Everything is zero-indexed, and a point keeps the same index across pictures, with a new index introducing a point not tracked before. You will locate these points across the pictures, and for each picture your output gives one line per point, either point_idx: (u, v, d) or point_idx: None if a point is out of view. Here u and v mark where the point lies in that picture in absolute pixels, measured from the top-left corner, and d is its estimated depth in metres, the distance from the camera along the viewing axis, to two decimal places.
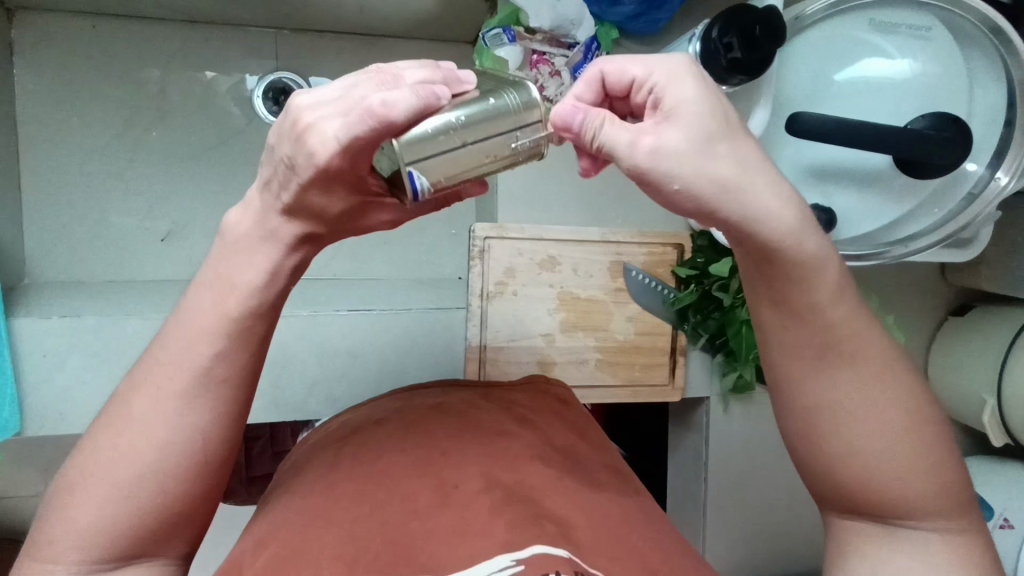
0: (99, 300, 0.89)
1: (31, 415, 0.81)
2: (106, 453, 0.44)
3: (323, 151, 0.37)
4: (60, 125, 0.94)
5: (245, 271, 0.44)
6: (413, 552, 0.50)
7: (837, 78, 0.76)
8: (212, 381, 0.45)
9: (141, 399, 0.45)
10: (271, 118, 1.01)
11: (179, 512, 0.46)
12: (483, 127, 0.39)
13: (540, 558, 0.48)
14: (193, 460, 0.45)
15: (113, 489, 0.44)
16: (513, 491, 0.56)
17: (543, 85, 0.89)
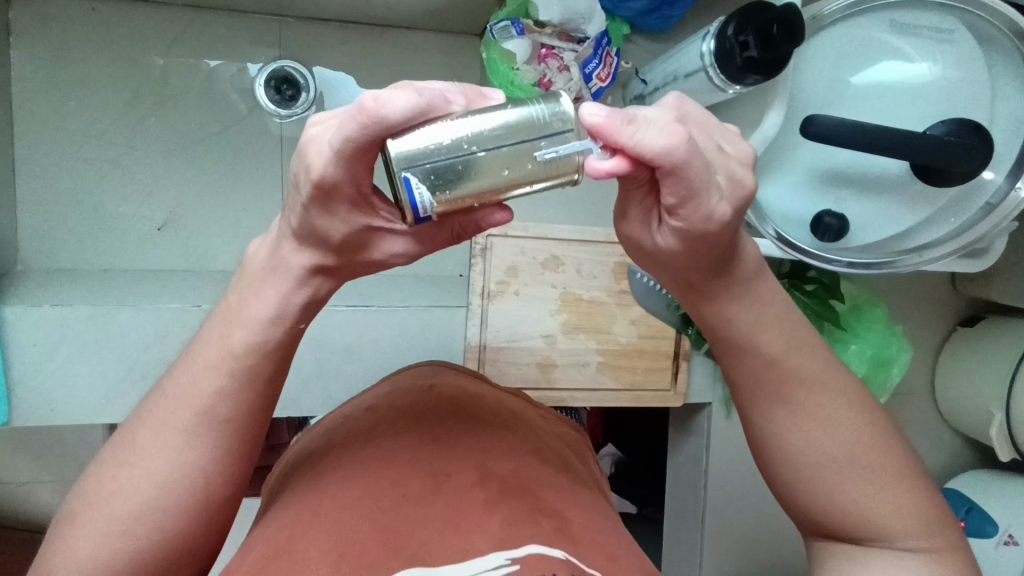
0: (93, 288, 0.87)
1: (20, 405, 0.80)
2: (108, 486, 0.43)
3: (317, 161, 0.35)
4: (57, 109, 0.92)
5: (259, 304, 0.43)
6: (404, 543, 0.47)
7: (855, 80, 0.74)
8: (225, 418, 0.45)
9: (146, 433, 0.44)
10: (272, 107, 0.99)
11: (180, 547, 0.45)
12: (496, 135, 0.37)
13: (536, 557, 0.46)
14: (197, 496, 0.45)
15: (109, 523, 0.43)
16: (508, 485, 0.55)
17: (551, 80, 0.86)
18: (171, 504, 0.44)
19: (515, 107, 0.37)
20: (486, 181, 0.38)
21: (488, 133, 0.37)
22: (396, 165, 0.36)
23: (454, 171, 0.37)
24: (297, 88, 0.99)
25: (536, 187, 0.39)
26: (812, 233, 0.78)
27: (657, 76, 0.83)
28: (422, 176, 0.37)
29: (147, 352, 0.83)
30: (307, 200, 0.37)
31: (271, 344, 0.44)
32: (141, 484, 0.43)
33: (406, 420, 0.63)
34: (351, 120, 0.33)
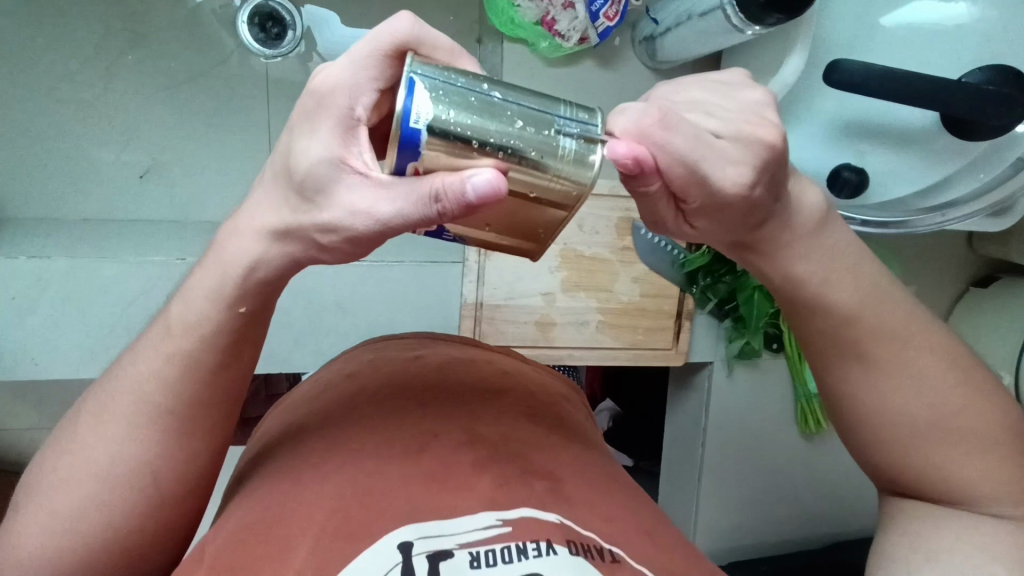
0: (73, 239, 0.83)
1: (4, 360, 0.78)
2: (51, 483, 0.42)
3: (329, 66, 0.35)
4: (26, 46, 0.86)
5: (204, 279, 0.41)
6: (390, 502, 0.47)
7: (886, 22, 0.69)
8: (168, 411, 0.43)
9: (87, 430, 0.43)
10: (257, 46, 0.92)
11: (135, 546, 0.44)
12: (520, 91, 0.35)
13: (528, 521, 0.46)
14: (144, 493, 0.43)
15: (50, 519, 0.41)
16: (497, 446, 0.53)
17: (554, 19, 0.80)
18: (116, 502, 0.43)
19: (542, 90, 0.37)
20: (496, 125, 0.34)
21: (510, 89, 0.35)
22: (407, 65, 0.33)
23: (465, 99, 0.33)
24: (283, 26, 0.92)
25: (543, 165, 0.35)
26: (827, 188, 0.74)
27: (670, 14, 0.77)
28: (430, 86, 0.33)
29: (131, 307, 0.80)
30: (300, 108, 0.35)
31: (212, 319, 0.41)
32: (84, 478, 0.42)
33: (391, 381, 0.61)
34: (381, 25, 0.34)
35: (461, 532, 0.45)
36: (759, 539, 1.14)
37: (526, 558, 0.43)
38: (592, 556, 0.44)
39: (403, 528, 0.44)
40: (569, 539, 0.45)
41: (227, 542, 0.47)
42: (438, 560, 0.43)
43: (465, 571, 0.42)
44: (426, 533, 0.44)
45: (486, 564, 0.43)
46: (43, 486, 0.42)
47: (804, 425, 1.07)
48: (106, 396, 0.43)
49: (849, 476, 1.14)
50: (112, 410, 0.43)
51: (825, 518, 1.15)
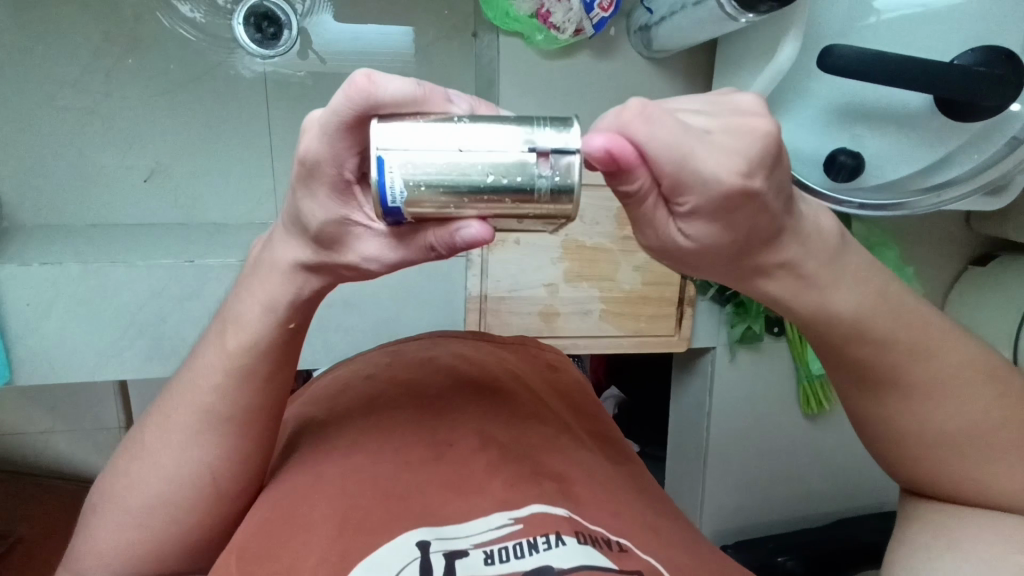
0: (82, 245, 0.85)
1: (21, 365, 0.80)
2: (126, 482, 0.49)
3: (305, 135, 0.35)
4: (26, 54, 0.87)
5: (254, 303, 0.45)
6: (409, 505, 0.49)
7: (878, 5, 0.69)
8: (223, 419, 0.48)
9: (154, 434, 0.49)
10: (254, 47, 0.93)
11: (196, 532, 0.51)
12: (489, 137, 0.34)
13: (539, 517, 0.48)
14: (202, 492, 0.50)
15: (127, 514, 0.49)
16: (509, 449, 0.56)
17: (549, 11, 0.81)
18: (179, 499, 0.49)
19: (516, 118, 0.35)
20: (467, 185, 0.34)
21: (480, 135, 0.34)
22: (374, 142, 0.34)
23: (433, 160, 0.34)
24: (279, 26, 0.93)
25: (522, 208, 0.35)
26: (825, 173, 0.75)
27: (664, 3, 0.77)
28: (403, 165, 0.34)
29: (142, 310, 0.82)
30: (295, 178, 0.36)
31: (251, 329, 0.46)
32: (153, 479, 0.49)
33: (405, 383, 0.63)
34: (342, 94, 0.33)
35: (475, 533, 0.47)
36: (765, 520, 1.16)
37: (538, 552, 0.45)
38: (601, 546, 0.47)
39: (419, 529, 0.47)
40: (577, 530, 0.48)
41: (253, 534, 0.49)
42: (455, 557, 0.45)
43: (480, 567, 0.45)
44: (443, 534, 0.47)
45: (499, 560, 0.45)
46: (119, 486, 0.49)
47: (807, 405, 1.09)
48: (168, 405, 0.49)
49: (853, 455, 1.15)
50: (175, 418, 0.49)
51: (829, 496, 1.17)
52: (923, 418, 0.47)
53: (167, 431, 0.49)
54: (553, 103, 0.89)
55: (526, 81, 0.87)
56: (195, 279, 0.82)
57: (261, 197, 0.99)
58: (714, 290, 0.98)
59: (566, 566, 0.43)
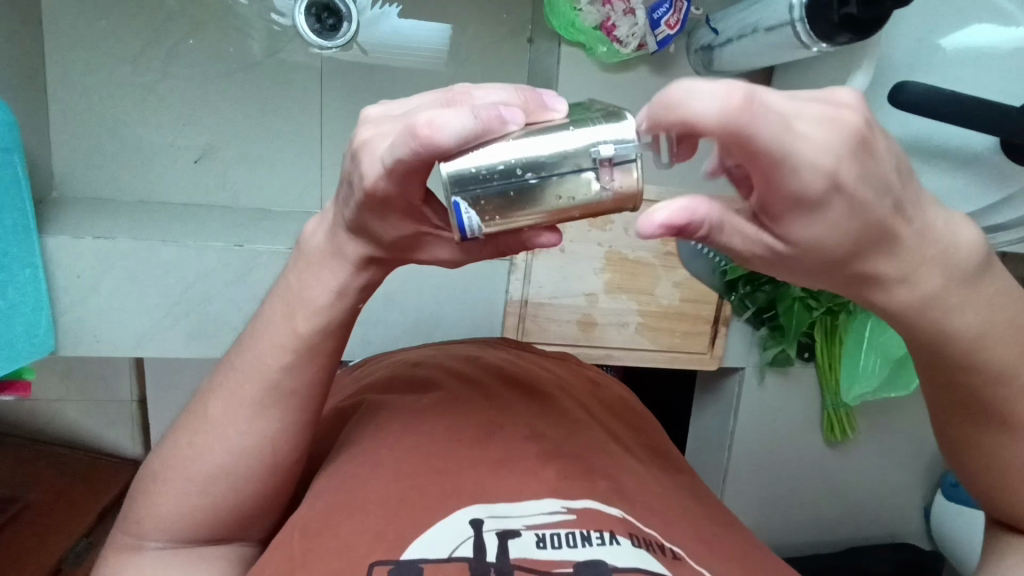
0: (132, 221, 0.85)
1: (66, 336, 0.81)
2: (184, 451, 0.46)
3: (369, 173, 0.33)
4: (90, 28, 0.87)
5: (318, 286, 0.42)
6: (463, 484, 0.49)
7: (945, 44, 0.70)
8: (289, 392, 0.45)
9: (217, 403, 0.46)
10: (312, 37, 0.94)
11: (252, 508, 0.48)
12: (550, 163, 0.33)
13: (593, 512, 0.47)
14: (264, 465, 0.47)
15: (186, 484, 0.46)
16: (560, 446, 0.55)
17: (614, 24, 0.81)
18: (240, 470, 0.46)
19: (573, 130, 0.34)
20: (533, 204, 0.34)
21: (543, 159, 0.33)
22: (445, 188, 0.33)
23: (505, 198, 0.34)
24: (339, 18, 0.94)
25: (589, 217, 0.35)
26: None
27: (732, 25, 0.78)
28: (472, 201, 0.34)
29: (188, 291, 0.82)
30: (361, 205, 0.36)
31: (329, 325, 0.44)
32: (216, 449, 0.46)
33: (452, 376, 0.63)
34: (403, 144, 0.31)
35: (527, 515, 0.47)
36: (778, 542, 1.16)
37: (592, 544, 0.44)
38: (654, 551, 0.46)
39: (471, 507, 0.47)
40: (631, 532, 0.47)
41: (313, 514, 0.48)
42: (508, 537, 0.44)
43: (533, 550, 0.44)
44: (495, 514, 0.46)
45: (552, 546, 0.44)
46: (177, 455, 0.46)
47: (831, 433, 1.09)
48: (231, 379, 0.46)
49: (871, 484, 1.16)
50: (240, 391, 0.45)
51: (844, 522, 1.17)
52: None
53: (229, 401, 0.46)
54: None
55: (582, 91, 0.88)
56: (243, 262, 0.83)
57: (306, 185, 0.99)
58: (750, 312, 0.98)
59: (621, 564, 0.42)
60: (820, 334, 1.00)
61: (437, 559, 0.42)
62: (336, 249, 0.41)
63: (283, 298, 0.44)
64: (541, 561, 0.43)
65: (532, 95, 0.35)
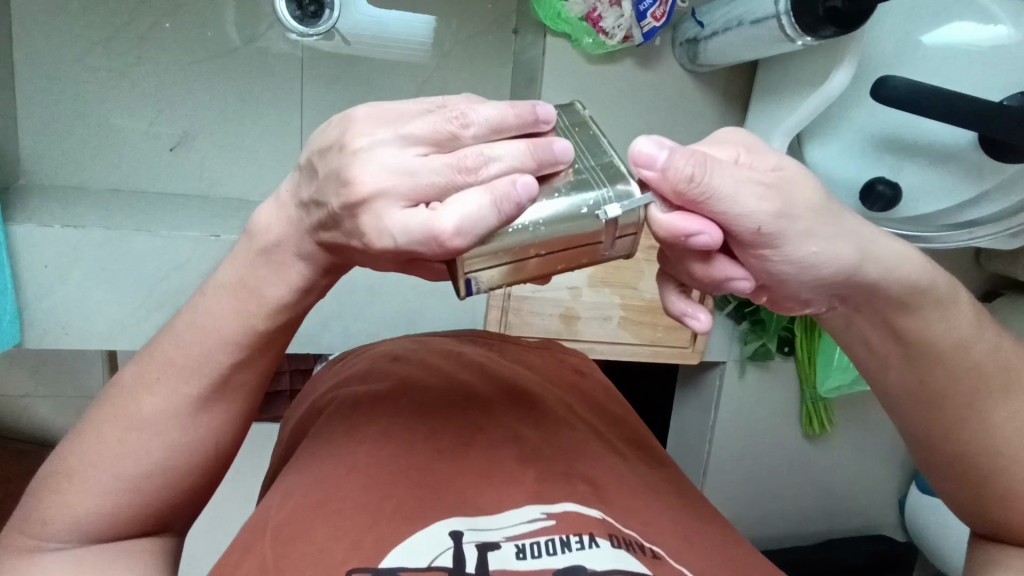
0: (103, 209, 0.83)
1: (31, 328, 0.78)
2: (108, 447, 0.42)
3: (382, 246, 0.33)
4: (58, 9, 0.84)
5: (272, 286, 0.40)
6: (441, 494, 0.47)
7: (926, 40, 0.71)
8: (235, 386, 0.44)
9: (149, 398, 0.43)
10: (292, 24, 0.91)
11: (185, 496, 0.46)
12: (561, 236, 0.35)
13: (573, 516, 0.46)
14: (203, 458, 0.45)
15: (114, 482, 0.43)
16: (542, 446, 0.54)
17: (601, 15, 0.81)
18: (177, 465, 0.44)
19: (585, 213, 0.35)
20: (537, 268, 0.36)
21: (556, 233, 0.35)
22: (461, 269, 0.35)
23: (514, 266, 0.36)
24: (321, 5, 0.92)
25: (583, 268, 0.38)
26: (860, 200, 0.77)
27: (717, 19, 0.78)
28: (484, 276, 0.36)
29: (161, 282, 0.80)
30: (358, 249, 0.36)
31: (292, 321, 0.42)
32: (152, 447, 0.43)
33: (431, 371, 0.62)
34: (428, 243, 0.32)
35: (508, 525, 0.45)
36: (756, 536, 1.18)
37: (571, 551, 0.44)
38: (634, 550, 0.45)
39: (450, 519, 0.45)
40: (611, 533, 0.46)
41: (288, 512, 0.46)
42: (488, 549, 0.43)
43: (512, 561, 0.43)
44: (475, 525, 0.45)
45: (532, 556, 0.43)
46: (99, 453, 0.43)
47: (809, 426, 1.10)
48: (155, 365, 0.43)
49: (847, 477, 1.17)
50: (162, 377, 0.43)
51: (820, 515, 1.19)
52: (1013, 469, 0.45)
53: (160, 390, 0.43)
54: (593, 106, 0.88)
55: (568, 83, 0.87)
56: (219, 254, 0.81)
57: (285, 176, 0.97)
58: (731, 307, 0.99)
59: (600, 568, 0.42)
60: (800, 329, 1.02)
61: (417, 567, 0.42)
62: (288, 248, 0.39)
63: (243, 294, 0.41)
64: (520, 572, 0.42)
65: (541, 154, 0.35)
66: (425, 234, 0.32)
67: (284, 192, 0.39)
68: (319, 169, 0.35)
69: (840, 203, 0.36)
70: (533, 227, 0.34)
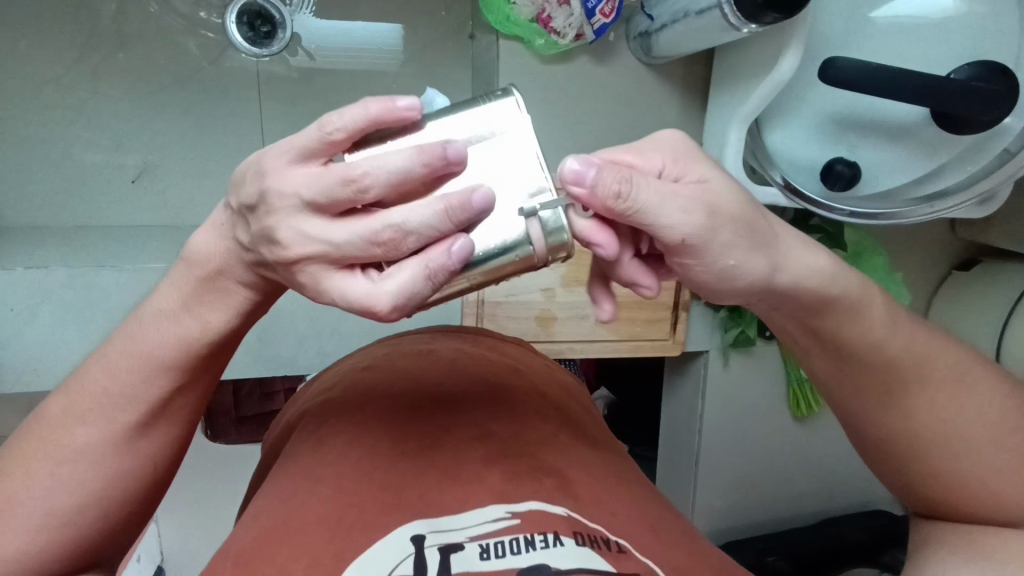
0: (67, 247, 0.83)
1: (3, 371, 0.78)
2: (42, 484, 0.41)
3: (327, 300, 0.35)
4: (8, 50, 0.84)
5: (214, 312, 0.40)
6: (405, 499, 0.46)
7: (875, 16, 0.70)
8: (173, 408, 0.44)
9: (82, 430, 0.42)
10: (245, 46, 0.91)
11: (125, 521, 0.46)
12: (491, 266, 0.35)
13: (537, 514, 0.46)
14: (145, 481, 0.45)
15: (48, 518, 0.42)
16: (508, 443, 0.53)
17: (550, 16, 0.81)
18: (116, 491, 0.44)
19: (515, 243, 0.35)
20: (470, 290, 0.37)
21: (487, 263, 0.35)
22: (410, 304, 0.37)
23: (449, 294, 0.36)
24: (273, 24, 0.91)
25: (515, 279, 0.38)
26: (822, 182, 0.78)
27: (665, 10, 0.78)
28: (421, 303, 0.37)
29: (131, 315, 0.80)
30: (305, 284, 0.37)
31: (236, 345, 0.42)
32: (88, 475, 0.42)
33: (398, 374, 0.61)
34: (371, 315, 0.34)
35: (471, 524, 0.45)
36: (753, 522, 1.18)
37: (534, 550, 0.43)
38: (598, 547, 0.44)
39: (413, 522, 0.44)
40: (575, 531, 0.45)
41: (253, 538, 0.46)
42: (451, 552, 0.42)
43: (475, 562, 0.42)
44: (436, 527, 0.44)
45: (495, 555, 0.43)
46: (32, 489, 0.41)
47: (797, 408, 1.10)
48: (85, 388, 0.42)
49: (840, 455, 1.18)
50: (90, 400, 0.42)
51: (816, 495, 1.19)
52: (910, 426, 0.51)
53: (93, 419, 0.42)
54: (552, 106, 0.88)
55: (525, 85, 0.86)
56: None
57: None
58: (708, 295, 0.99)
59: (562, 568, 0.42)
60: None
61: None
62: (218, 283, 0.38)
63: (177, 336, 0.40)
64: (483, 573, 0.41)
65: (456, 213, 0.33)
66: (368, 305, 0.33)
67: (217, 217, 0.38)
68: (250, 221, 0.35)
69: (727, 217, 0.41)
70: (465, 264, 0.34)
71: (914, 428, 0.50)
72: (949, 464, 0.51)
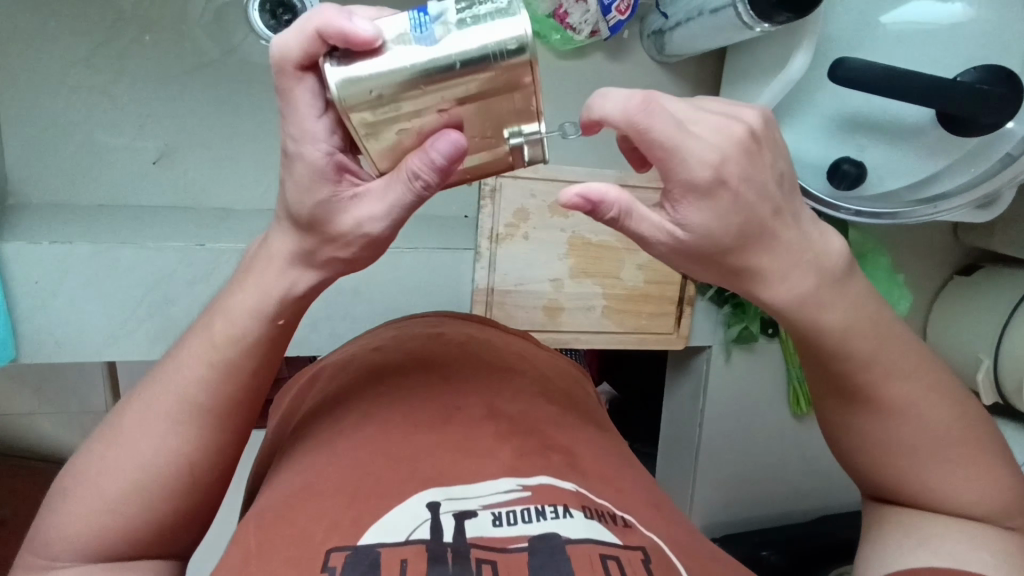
0: (89, 224, 0.85)
1: (26, 342, 0.81)
2: (103, 473, 0.47)
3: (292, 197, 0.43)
4: (38, 31, 0.86)
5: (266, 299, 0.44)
6: (419, 471, 0.48)
7: (886, 20, 0.72)
8: (207, 409, 0.48)
9: (135, 432, 0.47)
10: (267, 34, 0.91)
11: (173, 525, 0.50)
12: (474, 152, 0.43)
13: (548, 488, 0.47)
14: (182, 483, 0.48)
15: (102, 506, 0.47)
16: (517, 421, 0.54)
17: (567, 12, 0.81)
18: (157, 489, 0.48)
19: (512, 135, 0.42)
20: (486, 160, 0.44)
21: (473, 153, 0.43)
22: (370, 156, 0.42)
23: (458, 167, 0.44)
24: (294, 12, 0.90)
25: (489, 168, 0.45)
26: (828, 180, 0.80)
27: (679, 10, 0.80)
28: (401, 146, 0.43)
29: (151, 293, 0.82)
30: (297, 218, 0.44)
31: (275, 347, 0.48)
32: (137, 476, 0.47)
33: (409, 354, 0.63)
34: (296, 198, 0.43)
35: (484, 494, 0.46)
36: (751, 518, 1.20)
37: (545, 519, 0.44)
38: (606, 521, 0.46)
39: (428, 491, 0.46)
40: (583, 504, 0.47)
41: (273, 505, 0.47)
42: (465, 518, 0.44)
43: (488, 528, 0.44)
44: (451, 495, 0.46)
45: (508, 522, 0.44)
46: (89, 477, 0.47)
47: (797, 405, 1.12)
48: (149, 398, 0.48)
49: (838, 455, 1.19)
50: (157, 406, 0.48)
51: (813, 494, 1.21)
52: (880, 414, 0.52)
53: (155, 430, 0.47)
54: (566, 100, 0.90)
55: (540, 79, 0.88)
56: (205, 261, 0.83)
57: (268, 184, 0.99)
58: (712, 291, 1.01)
59: (572, 536, 0.43)
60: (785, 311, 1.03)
61: (394, 542, 0.42)
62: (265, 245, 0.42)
63: None
64: (497, 539, 0.43)
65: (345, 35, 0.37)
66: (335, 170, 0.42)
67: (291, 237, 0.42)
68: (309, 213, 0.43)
69: (768, 154, 0.40)
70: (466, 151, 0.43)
71: (884, 418, 0.52)
72: (914, 456, 0.53)
